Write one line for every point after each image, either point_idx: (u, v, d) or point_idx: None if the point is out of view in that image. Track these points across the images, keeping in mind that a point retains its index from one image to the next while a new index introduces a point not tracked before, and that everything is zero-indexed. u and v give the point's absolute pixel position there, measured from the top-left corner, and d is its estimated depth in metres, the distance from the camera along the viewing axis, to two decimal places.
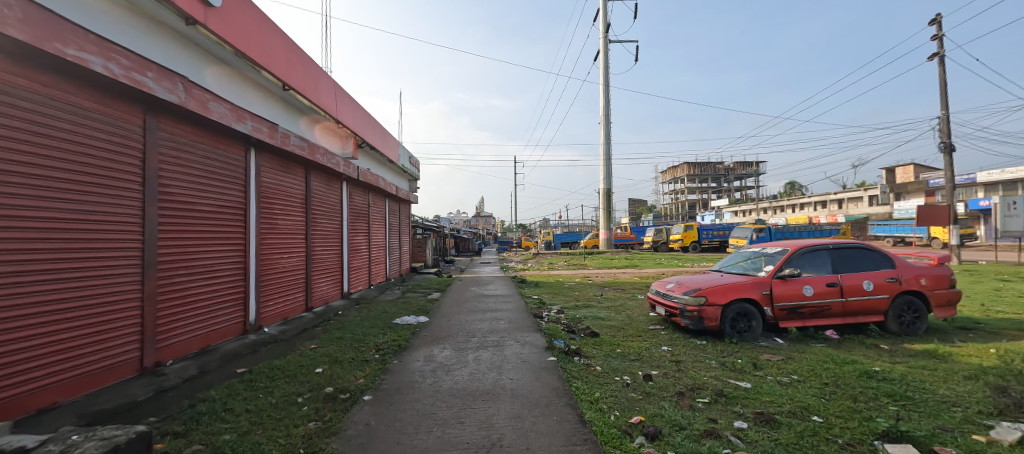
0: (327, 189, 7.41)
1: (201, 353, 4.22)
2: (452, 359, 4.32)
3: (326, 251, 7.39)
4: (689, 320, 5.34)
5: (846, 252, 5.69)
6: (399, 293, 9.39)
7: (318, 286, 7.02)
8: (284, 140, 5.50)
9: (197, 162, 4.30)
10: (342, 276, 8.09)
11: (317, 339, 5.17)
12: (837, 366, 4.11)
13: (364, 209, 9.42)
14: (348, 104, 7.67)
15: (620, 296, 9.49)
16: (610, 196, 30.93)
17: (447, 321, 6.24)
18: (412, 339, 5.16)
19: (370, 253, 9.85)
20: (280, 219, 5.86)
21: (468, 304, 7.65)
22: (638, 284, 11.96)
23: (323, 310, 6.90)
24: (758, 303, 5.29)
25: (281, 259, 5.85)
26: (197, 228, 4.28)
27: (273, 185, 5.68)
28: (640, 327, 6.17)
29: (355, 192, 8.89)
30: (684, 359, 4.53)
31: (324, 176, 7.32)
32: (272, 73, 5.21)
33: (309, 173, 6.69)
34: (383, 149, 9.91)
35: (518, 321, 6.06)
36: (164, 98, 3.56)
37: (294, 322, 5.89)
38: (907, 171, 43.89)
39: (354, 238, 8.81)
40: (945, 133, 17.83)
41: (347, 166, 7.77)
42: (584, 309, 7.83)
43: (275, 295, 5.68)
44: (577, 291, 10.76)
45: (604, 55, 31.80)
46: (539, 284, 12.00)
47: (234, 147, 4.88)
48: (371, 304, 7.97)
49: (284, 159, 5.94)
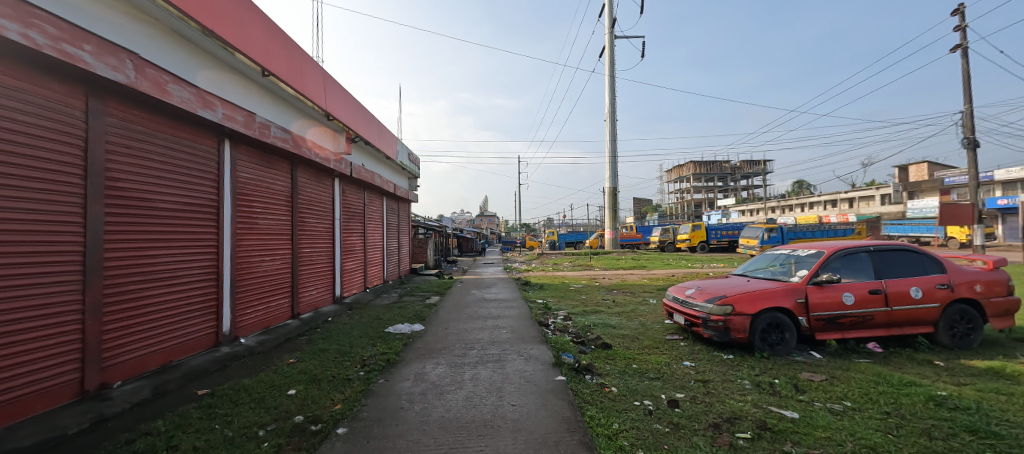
0: (316, 186, 6.89)
1: (160, 370, 3.70)
2: (446, 378, 3.77)
3: (315, 253, 6.86)
4: (713, 331, 4.77)
5: (889, 254, 5.09)
6: (396, 297, 8.87)
7: (306, 291, 6.51)
8: (263, 132, 4.98)
9: (158, 153, 3.79)
10: (334, 279, 7.58)
11: (297, 352, 4.65)
12: (893, 389, 3.53)
13: (359, 208, 8.91)
14: (339, 95, 7.12)
15: (631, 300, 8.92)
16: (616, 195, 30.32)
17: (445, 330, 5.65)
18: (403, 352, 4.62)
19: (366, 254, 9.35)
20: (260, 218, 5.34)
21: (468, 310, 7.11)
22: (648, 286, 11.37)
23: (311, 316, 6.38)
24: (792, 312, 4.71)
25: (261, 263, 5.34)
26: (158, 229, 3.77)
27: (252, 181, 5.16)
28: (656, 337, 5.61)
29: (349, 190, 8.37)
30: (710, 377, 3.96)
31: (313, 172, 6.80)
32: (249, 56, 4.60)
33: (295, 169, 6.18)
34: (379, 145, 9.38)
35: (521, 331, 5.52)
36: (107, 76, 3.04)
37: (276, 332, 5.37)
38: (921, 169, 42.80)
39: (348, 239, 8.30)
40: (969, 128, 17.00)
41: (338, 161, 7.25)
42: (593, 315, 7.27)
43: (254, 302, 5.16)
44: (585, 294, 10.18)
45: (610, 51, 31.18)
46: (544, 287, 11.42)
47: (204, 137, 4.37)
48: (365, 309, 7.45)
49: (265, 152, 5.43)
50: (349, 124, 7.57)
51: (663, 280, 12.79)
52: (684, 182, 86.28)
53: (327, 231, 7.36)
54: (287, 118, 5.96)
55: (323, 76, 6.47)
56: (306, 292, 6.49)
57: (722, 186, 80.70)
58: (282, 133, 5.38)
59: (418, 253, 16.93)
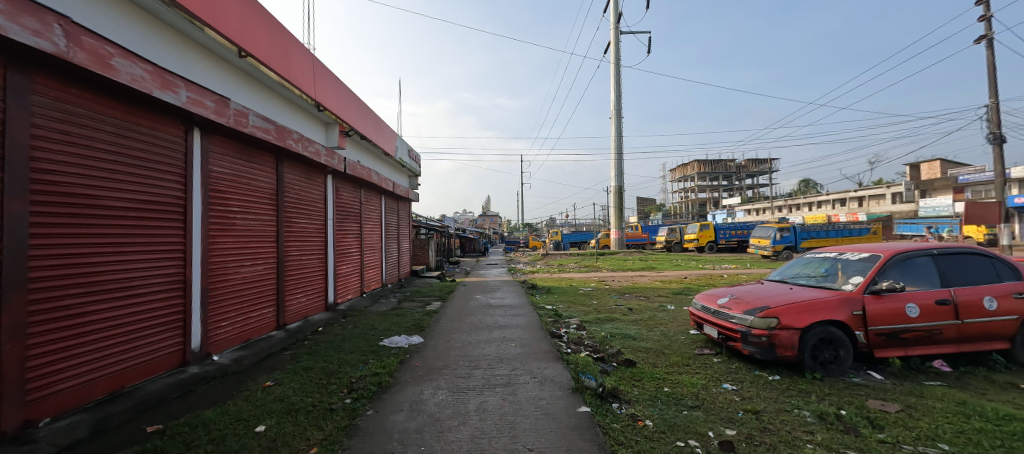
0: (305, 183, 6.30)
1: (107, 400, 3.10)
2: (447, 409, 3.15)
3: (304, 256, 6.27)
4: (755, 348, 4.13)
5: (955, 259, 4.44)
6: (395, 303, 8.27)
7: (294, 298, 5.92)
8: (240, 120, 4.37)
9: (108, 142, 3.20)
10: (326, 284, 6.98)
11: (276, 373, 4.04)
12: (993, 425, 2.89)
13: (354, 207, 8.31)
14: (330, 84, 6.52)
15: (646, 306, 8.27)
16: (621, 195, 29.68)
17: (447, 344, 5.02)
18: (397, 373, 3.99)
19: (362, 256, 8.75)
20: (238, 218, 4.74)
21: (472, 318, 6.50)
22: (662, 290, 10.70)
23: (299, 326, 5.78)
24: (847, 325, 4.07)
25: (239, 269, 4.73)
26: (106, 231, 3.17)
27: (228, 175, 4.57)
28: (683, 352, 4.97)
29: (343, 188, 7.77)
30: (762, 407, 3.34)
31: (302, 167, 6.20)
32: (220, 33, 3.95)
33: (281, 164, 5.59)
34: (376, 140, 8.76)
35: (532, 345, 4.91)
36: (27, 43, 2.43)
37: (257, 346, 4.77)
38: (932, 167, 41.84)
39: (342, 241, 7.71)
40: (995, 122, 16.22)
41: (330, 156, 6.65)
42: (608, 324, 6.62)
43: (229, 313, 4.56)
44: (596, 299, 9.52)
45: (615, 48, 30.47)
46: (552, 290, 10.78)
47: (168, 125, 3.77)
48: (360, 317, 6.84)
49: (245, 144, 4.83)
50: (341, 116, 6.96)
51: (676, 283, 12.12)
52: (688, 181, 85.33)
53: (319, 232, 6.77)
54: (270, 106, 5.35)
55: (311, 61, 5.86)
56: (293, 300, 5.89)
57: (727, 186, 79.72)
58: (263, 123, 4.78)
59: (419, 254, 16.30)
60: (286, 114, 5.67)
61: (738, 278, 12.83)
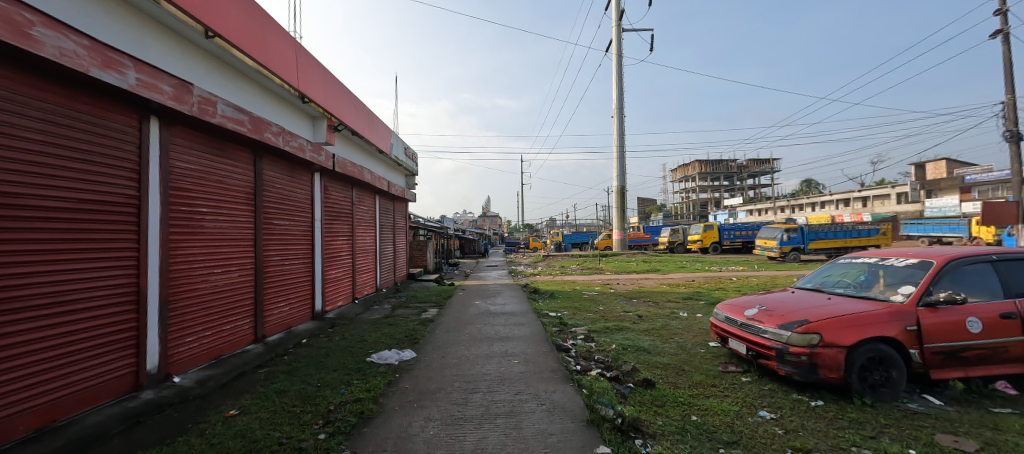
0: (288, 181, 5.77)
1: (31, 439, 2.54)
2: (438, 450, 2.60)
3: (287, 260, 5.75)
4: (793, 368, 3.62)
5: (1016, 265, 3.94)
6: (388, 310, 7.75)
7: (275, 308, 5.39)
8: (205, 109, 3.85)
9: (35, 130, 2.66)
10: (313, 291, 6.44)
11: (244, 398, 3.51)
12: None
13: (345, 208, 7.79)
14: (316, 74, 5.99)
15: (657, 313, 7.74)
16: (623, 195, 29.18)
17: (442, 360, 4.48)
18: (383, 398, 3.45)
19: (355, 259, 8.23)
20: (207, 220, 4.21)
21: (470, 328, 5.97)
22: (671, 295, 10.16)
23: (280, 339, 5.25)
24: (899, 342, 3.56)
25: (208, 277, 4.20)
26: (31, 237, 2.62)
27: (195, 172, 4.06)
28: (706, 369, 4.45)
29: (332, 187, 7.24)
30: (812, 443, 2.82)
31: (285, 164, 5.66)
32: (179, 8, 3.41)
33: (259, 159, 5.05)
34: (369, 136, 8.24)
35: (537, 361, 4.38)
36: None
37: (228, 363, 4.24)
38: (939, 167, 41.26)
39: (332, 243, 7.20)
40: (1012, 120, 15.68)
41: (317, 153, 6.14)
42: (619, 334, 6.08)
43: (196, 327, 4.03)
44: (602, 304, 8.99)
45: (617, 46, 30.01)
46: (555, 295, 10.23)
47: (117, 112, 3.25)
48: (349, 327, 6.30)
49: (214, 137, 4.30)
50: (329, 109, 6.43)
51: (685, 287, 11.57)
52: (690, 181, 84.79)
53: (304, 234, 6.24)
54: (246, 95, 4.82)
55: (294, 47, 5.33)
56: (274, 310, 5.36)
57: (728, 186, 79.15)
58: (236, 113, 4.26)
59: (417, 256, 15.76)
60: (265, 104, 5.14)
61: (749, 282, 12.27)
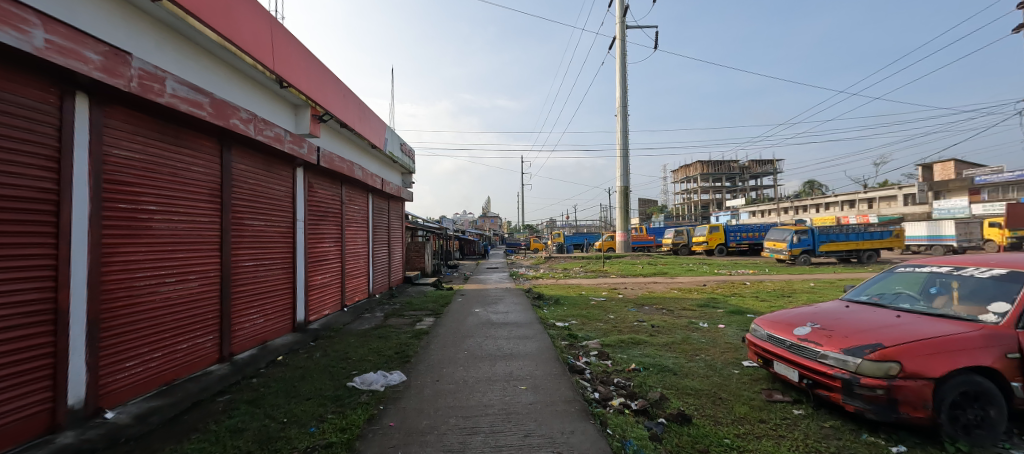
0: (264, 176, 5.10)
1: None
2: None
3: (263, 266, 5.08)
4: (866, 404, 2.94)
5: None
6: (380, 319, 7.09)
7: (246, 320, 4.71)
8: (149, 86, 3.17)
9: None
10: (294, 300, 5.77)
11: (189, 441, 2.82)
12: None
13: (333, 207, 7.12)
14: (297, 56, 5.31)
15: (674, 323, 7.06)
16: (627, 196, 28.50)
17: (436, 387, 3.77)
18: (361, 440, 2.77)
19: (344, 263, 7.55)
20: (156, 220, 3.54)
21: (469, 343, 5.30)
22: (685, 301, 9.47)
23: (251, 357, 4.57)
24: (996, 372, 2.90)
25: (157, 288, 3.53)
26: None
27: (142, 162, 3.40)
28: (746, 397, 3.77)
29: (318, 184, 6.56)
30: None
31: (259, 157, 4.99)
32: None
33: (225, 150, 4.38)
34: (360, 130, 7.56)
35: (549, 388, 3.71)
36: None
37: (180, 391, 3.55)
38: (946, 168, 40.58)
39: (317, 246, 6.52)
40: None
41: (299, 145, 5.48)
42: (636, 350, 5.39)
43: (141, 349, 3.36)
44: (612, 312, 8.30)
45: (621, 44, 29.40)
46: (561, 301, 9.55)
47: (28, 83, 2.57)
48: (333, 340, 5.63)
49: (167, 121, 3.62)
50: (313, 97, 5.76)
51: (698, 292, 10.88)
52: (691, 181, 84.13)
53: (284, 237, 5.57)
54: (211, 76, 4.16)
55: (269, 23, 4.65)
56: (245, 323, 4.69)
57: (730, 187, 78.49)
58: (192, 94, 3.58)
59: (414, 258, 15.09)
60: (234, 88, 4.48)
61: (765, 286, 11.59)
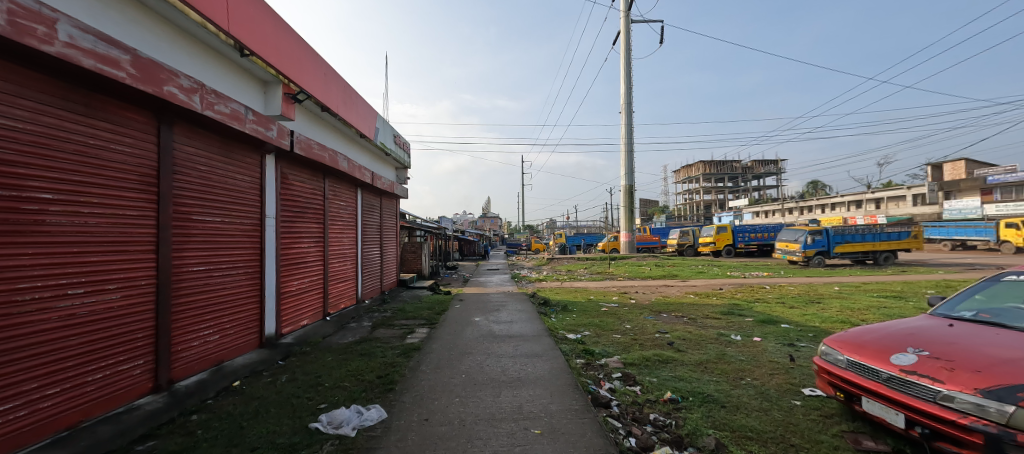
0: (221, 162, 4.24)
1: None
2: None
3: (219, 272, 4.21)
4: None
5: None
6: (367, 330, 6.22)
7: (194, 338, 3.85)
8: (28, 27, 2.29)
9: None
10: (262, 310, 4.90)
11: None
12: None
13: (313, 202, 6.25)
14: (262, 20, 4.45)
15: (702, 335, 6.19)
16: (632, 195, 27.64)
17: (424, 431, 2.88)
18: None
19: (327, 266, 6.68)
20: (54, 212, 2.67)
21: (467, 363, 4.44)
22: (706, 308, 8.57)
23: (198, 384, 3.70)
24: None
25: (56, 303, 2.67)
26: None
27: (32, 135, 2.54)
28: (827, 443, 2.90)
29: (295, 175, 5.70)
30: None
31: (215, 139, 4.13)
32: None
33: (164, 127, 3.51)
34: (345, 116, 6.69)
35: (570, 434, 2.83)
36: None
37: (85, 439, 2.68)
38: (956, 168, 39.73)
39: (293, 247, 5.66)
40: None
41: (266, 127, 4.61)
42: (667, 372, 4.51)
43: (26, 385, 2.48)
44: (628, 322, 7.41)
45: (626, 38, 28.57)
46: (569, 308, 8.67)
47: None
48: (307, 358, 4.76)
49: (71, 83, 2.76)
50: (285, 71, 4.90)
51: (717, 298, 9.99)
52: (694, 182, 83.30)
53: (248, 236, 4.69)
54: (143, 33, 3.29)
55: None
56: (192, 342, 3.81)
57: (733, 187, 77.65)
58: (102, 46, 2.72)
59: (410, 259, 14.21)
60: (177, 51, 3.61)
61: (788, 291, 10.72)
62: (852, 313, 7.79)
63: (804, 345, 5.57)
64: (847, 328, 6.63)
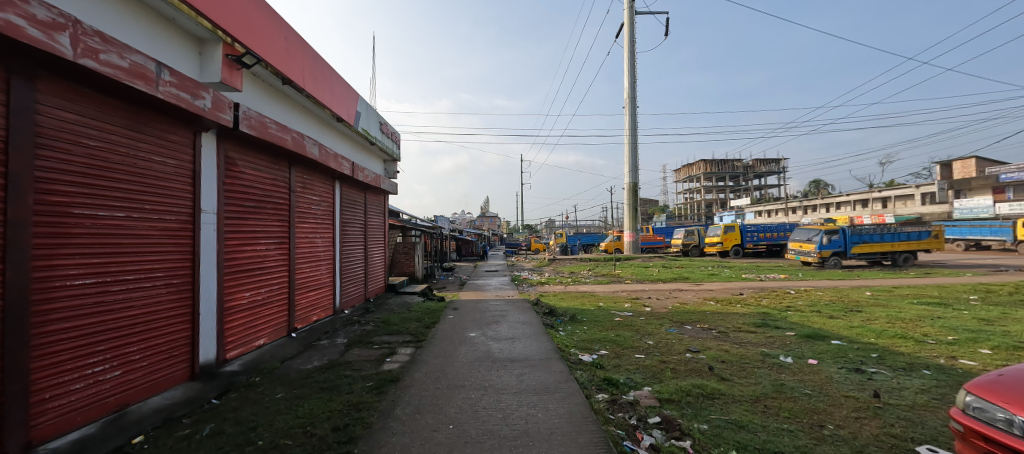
0: (125, 138, 3.16)
1: None
2: None
3: (120, 285, 3.11)
4: None
5: None
6: (338, 349, 5.12)
7: (77, 378, 2.77)
8: None
9: None
10: (194, 332, 3.81)
11: None
12: None
13: (272, 196, 5.15)
14: None
15: (743, 356, 5.11)
16: (636, 193, 26.62)
17: None
18: None
19: (292, 272, 5.58)
20: None
21: (457, 405, 3.32)
22: (735, 319, 7.50)
23: (74, 446, 2.61)
24: None
25: None
26: None
27: None
28: None
29: (246, 161, 4.61)
30: None
31: (113, 106, 3.04)
32: None
33: (17, 78, 2.43)
34: (314, 92, 5.60)
35: None
36: None
37: None
38: (967, 166, 38.75)
39: (244, 250, 4.57)
40: None
41: (196, 94, 3.52)
42: (718, 414, 3.43)
43: None
44: (649, 336, 6.35)
45: (631, 31, 27.62)
46: (578, 318, 7.59)
47: None
48: (250, 394, 3.67)
49: None
50: (225, 25, 3.81)
51: (742, 306, 8.92)
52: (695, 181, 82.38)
53: (174, 237, 3.61)
54: None
55: None
56: (72, 385, 2.73)
57: (735, 186, 76.73)
58: None
59: (401, 261, 13.11)
60: None
61: (819, 298, 9.65)
62: (906, 325, 6.73)
63: (875, 371, 4.50)
64: (912, 345, 5.56)
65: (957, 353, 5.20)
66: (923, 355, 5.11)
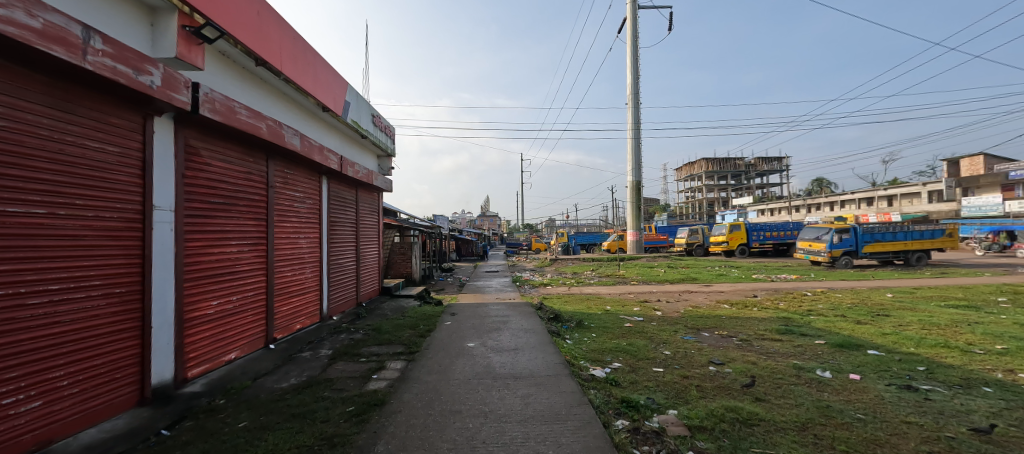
0: (46, 118, 2.60)
1: None
2: None
3: (43, 297, 2.55)
4: None
5: None
6: (320, 363, 4.57)
7: None
8: None
9: None
10: (144, 349, 3.26)
11: None
12: None
13: (245, 191, 4.59)
14: None
15: (775, 369, 4.56)
16: (639, 191, 26.07)
17: None
18: None
19: (271, 276, 5.03)
20: None
21: (451, 440, 2.76)
22: (755, 325, 6.94)
23: None
24: None
25: None
26: None
27: None
28: None
29: (210, 151, 4.05)
30: None
31: (26, 78, 2.48)
32: None
33: None
34: (293, 77, 5.05)
35: None
36: None
37: None
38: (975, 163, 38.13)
39: (210, 253, 4.02)
40: None
41: (137, 68, 2.95)
42: (762, 448, 2.87)
43: None
44: (664, 344, 5.80)
45: (632, 25, 27.08)
46: (585, 324, 7.03)
47: None
48: (206, 423, 3.10)
49: None
50: None
51: (759, 310, 8.34)
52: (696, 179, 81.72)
53: (119, 238, 3.07)
54: None
55: None
56: None
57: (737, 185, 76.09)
58: None
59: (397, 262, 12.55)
60: None
61: (839, 300, 9.08)
62: (944, 332, 6.16)
63: (929, 389, 3.95)
64: (959, 356, 5.01)
65: (1013, 365, 4.65)
66: (975, 368, 4.55)
